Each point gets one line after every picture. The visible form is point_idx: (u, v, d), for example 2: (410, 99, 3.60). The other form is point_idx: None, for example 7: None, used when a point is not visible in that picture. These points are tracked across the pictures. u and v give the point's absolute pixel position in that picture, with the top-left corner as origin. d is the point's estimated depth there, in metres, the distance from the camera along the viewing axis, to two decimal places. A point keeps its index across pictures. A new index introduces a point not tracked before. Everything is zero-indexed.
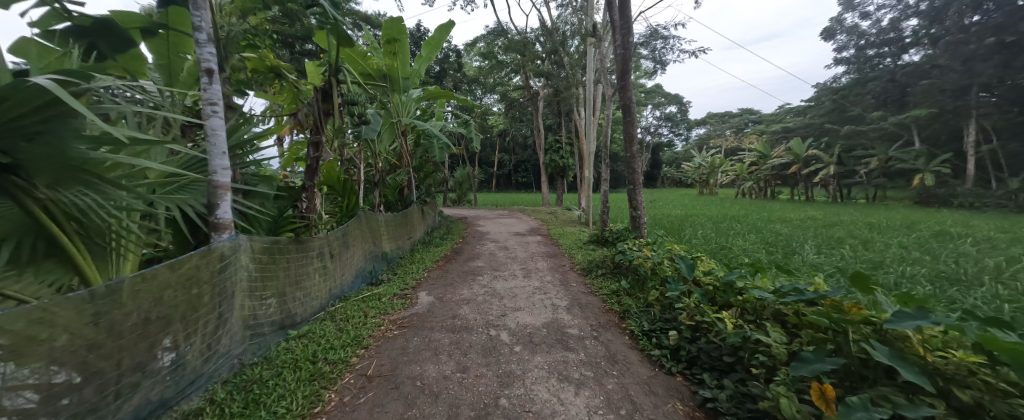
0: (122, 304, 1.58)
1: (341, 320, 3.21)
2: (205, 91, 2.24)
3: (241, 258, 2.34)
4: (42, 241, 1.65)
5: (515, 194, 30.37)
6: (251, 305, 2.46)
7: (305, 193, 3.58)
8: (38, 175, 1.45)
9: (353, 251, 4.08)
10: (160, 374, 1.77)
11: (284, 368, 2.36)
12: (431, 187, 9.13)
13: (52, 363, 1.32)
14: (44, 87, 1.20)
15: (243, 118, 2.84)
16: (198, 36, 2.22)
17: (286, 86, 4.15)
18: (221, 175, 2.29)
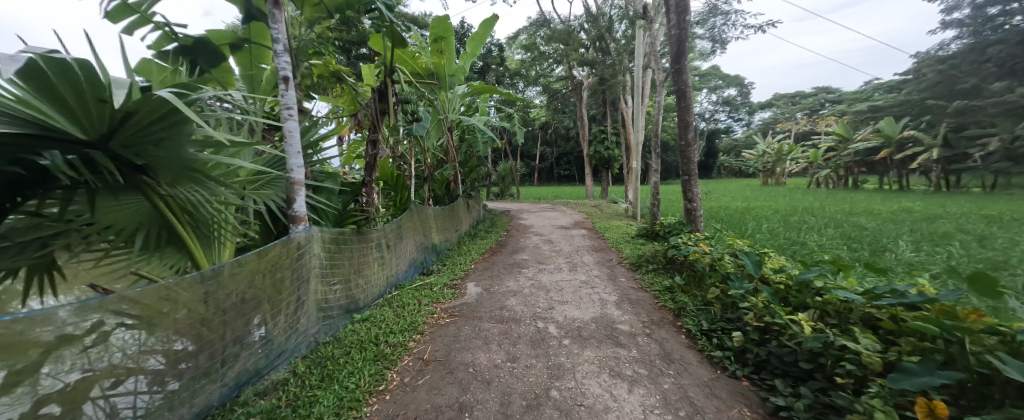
0: (225, 285, 1.83)
1: (398, 306, 3.43)
2: (283, 97, 2.47)
3: (315, 247, 2.60)
4: (162, 232, 1.94)
5: (559, 187, 29.90)
6: (323, 290, 2.71)
7: (365, 188, 3.84)
8: (161, 175, 1.71)
9: (407, 243, 4.33)
10: (254, 347, 2.04)
11: (352, 348, 2.58)
12: (476, 181, 9.33)
13: (174, 333, 1.59)
14: (166, 100, 1.42)
15: (311, 121, 3.10)
16: (276, 47, 2.45)
17: (346, 89, 4.46)
18: (297, 172, 2.53)
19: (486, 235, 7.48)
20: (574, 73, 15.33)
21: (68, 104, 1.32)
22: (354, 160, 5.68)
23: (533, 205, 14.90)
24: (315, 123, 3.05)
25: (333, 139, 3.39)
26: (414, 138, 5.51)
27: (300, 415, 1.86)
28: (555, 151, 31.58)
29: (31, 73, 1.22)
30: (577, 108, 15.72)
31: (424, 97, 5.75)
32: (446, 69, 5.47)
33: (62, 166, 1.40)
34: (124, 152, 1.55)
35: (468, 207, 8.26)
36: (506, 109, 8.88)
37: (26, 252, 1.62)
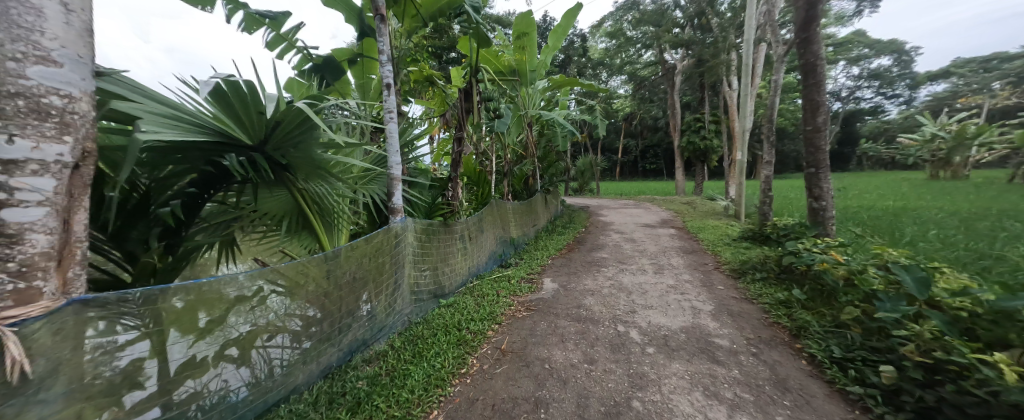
0: (342, 265, 2.16)
1: (478, 296, 3.63)
2: (386, 102, 2.78)
3: (409, 237, 2.89)
4: (294, 217, 2.36)
5: (645, 182, 27.91)
6: (415, 274, 3.01)
7: (451, 183, 4.12)
8: (298, 172, 2.09)
9: (487, 236, 4.53)
10: (363, 320, 2.38)
11: (437, 330, 2.81)
12: (555, 176, 9.28)
13: (307, 301, 1.94)
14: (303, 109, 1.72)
15: (408, 122, 3.44)
16: (382, 58, 2.77)
17: (437, 92, 4.84)
18: (396, 169, 2.83)
19: (565, 231, 7.41)
20: (668, 57, 14.07)
21: (243, 117, 1.72)
22: (443, 158, 6.11)
23: (616, 200, 14.23)
24: (410, 124, 3.37)
25: (425, 138, 3.70)
26: (496, 135, 5.71)
27: (396, 384, 2.11)
28: (643, 143, 29.56)
29: (219, 95, 1.60)
30: (671, 96, 14.40)
31: (507, 94, 5.88)
32: (528, 64, 5.53)
33: (237, 166, 1.76)
34: (275, 154, 1.93)
35: (546, 202, 8.27)
36: (588, 101, 8.59)
37: (217, 231, 2.10)
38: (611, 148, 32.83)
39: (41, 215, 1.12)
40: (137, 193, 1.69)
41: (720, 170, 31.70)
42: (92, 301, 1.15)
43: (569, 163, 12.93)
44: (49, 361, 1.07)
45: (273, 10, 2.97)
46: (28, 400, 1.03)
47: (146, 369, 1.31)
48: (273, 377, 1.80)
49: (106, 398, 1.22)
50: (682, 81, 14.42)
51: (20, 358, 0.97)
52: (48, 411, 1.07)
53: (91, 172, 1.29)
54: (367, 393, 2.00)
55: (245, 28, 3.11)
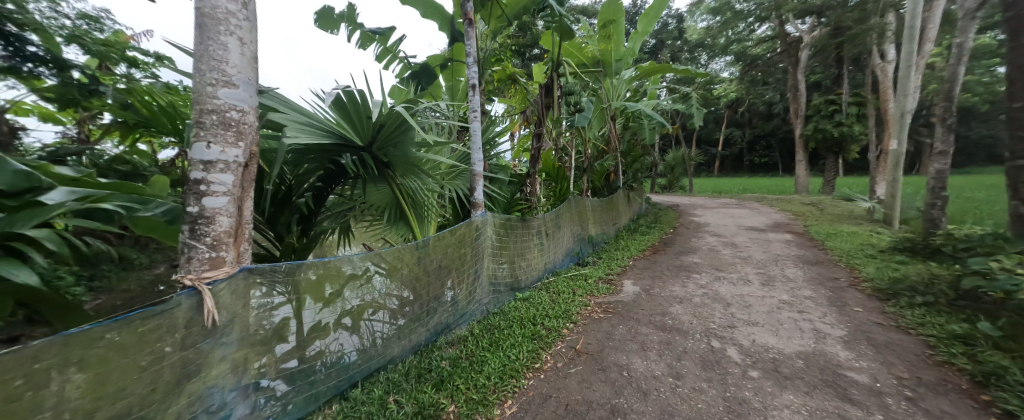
0: (430, 253, 2.38)
1: (553, 292, 3.62)
2: (471, 101, 2.94)
3: (489, 230, 3.02)
4: (393, 209, 2.68)
5: (755, 178, 24.02)
6: (494, 267, 3.14)
7: (530, 179, 4.17)
8: (396, 169, 2.36)
9: (565, 233, 4.48)
10: (447, 305, 2.59)
11: (513, 323, 2.89)
12: (641, 172, 8.69)
13: (402, 284, 2.19)
14: (401, 113, 1.94)
15: (490, 120, 3.59)
16: (468, 60, 2.92)
17: (518, 89, 4.95)
18: (478, 165, 2.97)
19: (650, 231, 6.92)
20: (790, 30, 11.87)
21: (357, 122, 2.02)
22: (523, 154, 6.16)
23: (714, 200, 12.61)
24: (492, 122, 3.51)
25: (506, 135, 3.80)
26: (576, 130, 5.58)
27: (474, 368, 2.25)
28: (754, 133, 25.62)
29: (339, 105, 1.91)
30: (795, 75, 12.12)
31: (589, 86, 5.68)
32: (613, 53, 5.27)
33: (351, 164, 2.08)
34: (379, 154, 2.22)
35: (628, 200, 7.81)
36: (683, 89, 7.77)
37: (336, 218, 2.51)
38: (712, 140, 29.04)
39: (222, 203, 1.50)
40: (282, 187, 2.13)
41: (862, 164, 25.63)
42: (255, 270, 1.48)
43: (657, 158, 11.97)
44: (229, 313, 1.42)
45: (381, 27, 3.41)
46: (216, 341, 1.39)
47: (289, 328, 1.64)
48: (376, 347, 2.09)
49: (262, 346, 1.57)
50: (811, 57, 12.00)
51: (212, 307, 1.33)
52: (227, 351, 1.44)
53: (256, 169, 1.66)
54: (449, 373, 2.17)
55: (360, 45, 3.63)
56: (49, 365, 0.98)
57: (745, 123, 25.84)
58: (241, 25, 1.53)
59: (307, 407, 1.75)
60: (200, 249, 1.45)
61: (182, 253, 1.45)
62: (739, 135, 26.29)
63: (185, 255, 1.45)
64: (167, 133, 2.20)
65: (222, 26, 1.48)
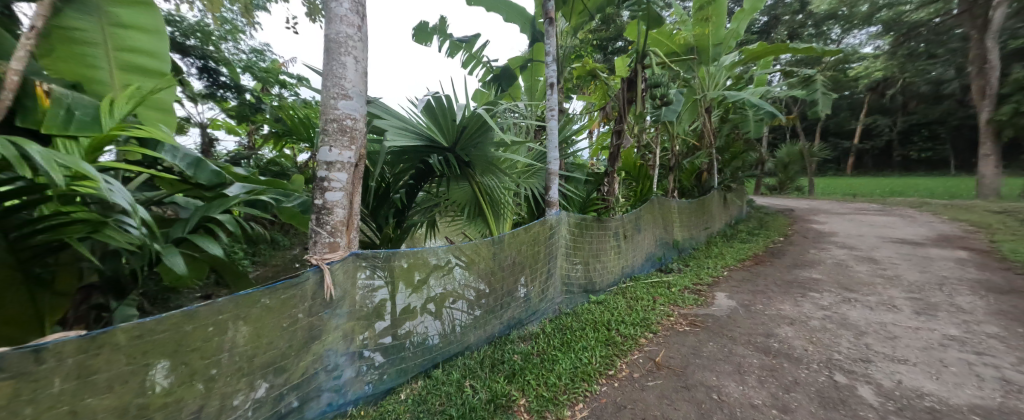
0: (505, 249, 2.46)
1: (631, 298, 3.41)
2: (549, 100, 2.94)
3: (564, 230, 2.99)
4: (473, 206, 2.84)
5: (913, 178, 18.96)
6: (567, 267, 3.10)
7: (607, 178, 4.00)
8: (476, 168, 2.51)
9: (645, 236, 4.20)
10: (520, 301, 2.65)
11: (586, 325, 2.80)
12: (745, 171, 7.62)
13: (478, 277, 2.32)
14: (481, 115, 2.06)
15: (567, 118, 3.53)
16: (547, 58, 2.91)
17: (598, 84, 4.76)
18: (553, 164, 2.96)
19: (754, 239, 6.03)
20: None
21: (443, 125, 2.20)
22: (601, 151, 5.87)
23: (845, 204, 10.36)
24: (570, 119, 3.45)
25: (584, 133, 3.69)
26: (663, 124, 5.16)
27: (545, 366, 2.26)
28: (913, 120, 20.25)
29: (429, 110, 2.11)
30: (981, 42, 9.22)
31: (680, 76, 5.19)
32: (711, 37, 4.73)
33: (437, 164, 2.28)
34: (461, 154, 2.39)
35: (725, 202, 6.97)
36: (804, 71, 6.56)
37: (424, 212, 2.77)
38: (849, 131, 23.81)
39: (338, 197, 1.78)
40: (381, 184, 2.43)
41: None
42: (361, 255, 1.74)
43: (766, 155, 10.36)
44: (342, 290, 1.70)
45: (467, 35, 3.67)
46: (332, 312, 1.68)
47: (385, 307, 1.88)
48: (454, 333, 2.25)
49: (366, 321, 1.83)
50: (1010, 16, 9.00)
51: (330, 283, 1.61)
52: (340, 321, 1.72)
53: (364, 169, 1.92)
54: (520, 367, 2.22)
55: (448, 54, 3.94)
56: (227, 317, 1.31)
57: (898, 109, 20.60)
58: (356, 45, 1.81)
59: (397, 379, 1.98)
60: (322, 235, 1.76)
61: (310, 239, 1.77)
62: (889, 124, 21.08)
63: (312, 240, 1.76)
64: (302, 140, 2.72)
65: (342, 48, 1.78)
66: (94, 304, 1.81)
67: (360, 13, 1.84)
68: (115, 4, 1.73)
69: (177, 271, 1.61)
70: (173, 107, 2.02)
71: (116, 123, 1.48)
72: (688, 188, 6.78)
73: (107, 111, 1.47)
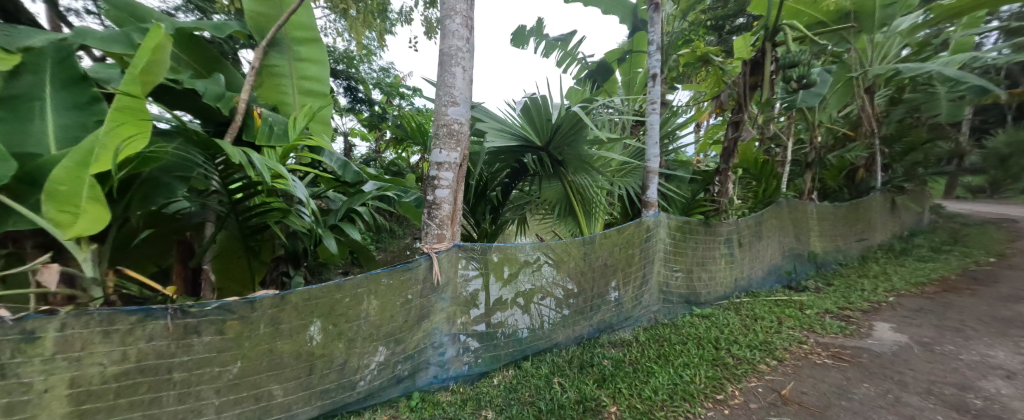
0: (596, 250, 2.41)
1: (747, 316, 2.95)
2: (650, 93, 2.73)
3: (663, 233, 2.76)
4: (564, 204, 2.82)
5: None
6: (665, 273, 2.84)
7: (719, 177, 3.55)
8: (569, 167, 2.49)
9: (763, 245, 3.64)
10: (611, 304, 2.55)
11: (688, 340, 2.52)
12: (930, 167, 5.80)
13: (567, 276, 2.33)
14: (575, 113, 2.06)
15: (671, 111, 3.22)
16: (650, 48, 2.71)
17: (711, 71, 4.19)
18: (653, 161, 2.75)
19: (943, 259, 4.54)
20: None
21: (538, 125, 2.26)
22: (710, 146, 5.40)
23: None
24: (673, 112, 3.14)
25: (690, 126, 3.30)
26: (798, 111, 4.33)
27: (639, 376, 2.12)
28: None
29: (526, 112, 2.20)
30: None
31: (827, 51, 4.23)
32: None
33: (531, 163, 2.39)
34: (554, 153, 2.42)
35: (892, 207, 5.51)
36: None
37: (517, 210, 2.89)
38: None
39: (446, 194, 1.98)
40: (479, 183, 2.60)
41: None
42: (462, 247, 1.92)
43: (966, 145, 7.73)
44: (446, 277, 1.90)
45: (563, 33, 3.66)
46: (438, 296, 1.89)
47: (480, 297, 2.03)
48: (543, 329, 2.30)
49: (465, 307, 2.00)
50: None
51: (437, 270, 1.83)
52: (444, 305, 1.93)
53: (467, 168, 2.10)
54: (611, 373, 2.13)
55: (543, 53, 3.96)
56: (359, 291, 1.63)
57: None
58: (464, 56, 1.99)
59: (490, 364, 2.12)
60: (430, 228, 1.99)
61: (422, 230, 2.02)
62: None
63: (425, 231, 2.00)
64: (417, 144, 3.09)
65: (452, 60, 1.99)
66: (280, 271, 2.40)
67: (469, 26, 2.02)
68: (298, 43, 2.33)
69: (331, 251, 2.00)
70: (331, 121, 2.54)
71: (296, 134, 1.90)
72: (835, 189, 5.75)
73: (291, 126, 1.90)
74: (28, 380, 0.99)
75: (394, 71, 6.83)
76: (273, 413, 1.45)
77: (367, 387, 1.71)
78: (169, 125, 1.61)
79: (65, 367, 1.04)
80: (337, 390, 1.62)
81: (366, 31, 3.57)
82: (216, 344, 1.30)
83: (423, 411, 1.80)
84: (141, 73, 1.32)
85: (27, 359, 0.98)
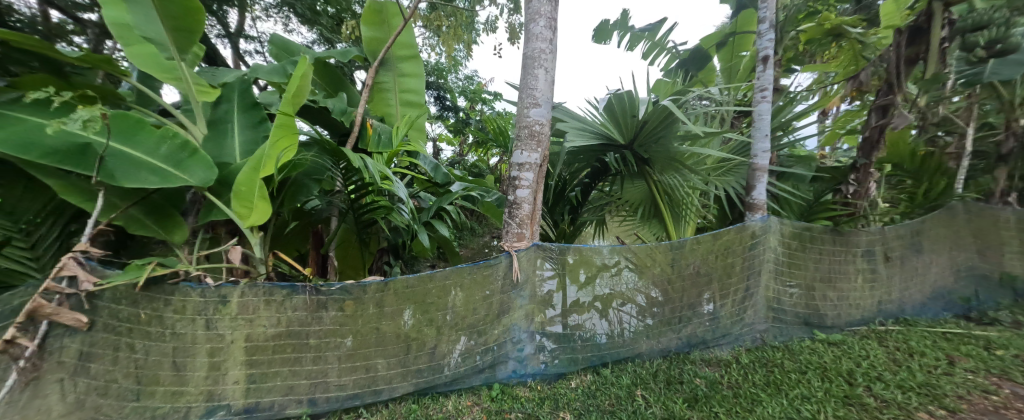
0: (686, 256, 2.19)
1: (896, 348, 2.34)
2: (759, 79, 2.38)
3: (773, 240, 2.36)
4: (648, 206, 2.62)
5: None
6: (776, 288, 2.42)
7: (855, 175, 2.89)
8: (656, 165, 2.31)
9: (919, 261, 2.87)
10: (704, 318, 2.28)
11: (808, 369, 2.10)
12: None
13: (651, 284, 2.16)
14: (666, 107, 1.91)
15: (787, 98, 2.75)
16: (761, 27, 2.36)
17: (842, 49, 3.44)
18: (761, 158, 2.37)
19: None
20: None
21: (622, 122, 2.16)
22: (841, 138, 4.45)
23: None
24: (789, 100, 2.67)
25: (813, 115, 2.77)
26: (984, 86, 3.29)
27: (740, 401, 1.82)
28: None
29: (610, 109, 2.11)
30: None
31: None
32: None
33: (614, 162, 2.31)
34: (640, 151, 2.28)
35: None
36: None
37: (596, 211, 2.77)
38: None
39: (526, 193, 2.00)
40: (558, 182, 2.56)
41: None
42: (541, 247, 1.93)
43: None
44: (525, 275, 1.92)
45: (651, 23, 3.40)
46: (517, 293, 1.92)
47: (556, 298, 2.00)
48: (623, 337, 2.16)
49: (543, 306, 1.98)
50: None
51: (516, 268, 1.87)
52: (523, 302, 1.94)
53: (547, 169, 2.10)
54: (705, 395, 1.87)
55: (628, 47, 3.72)
56: (445, 284, 1.75)
57: None
58: (547, 57, 2.00)
59: (567, 367, 2.07)
60: (510, 227, 2.04)
61: (503, 229, 2.08)
62: None
63: (505, 230, 2.06)
64: (498, 146, 3.18)
65: (535, 63, 2.01)
66: (383, 261, 2.73)
67: (553, 27, 2.02)
68: (400, 61, 2.62)
69: (422, 246, 2.19)
70: (425, 128, 2.80)
71: (398, 142, 2.14)
72: None
73: (395, 134, 2.14)
74: (223, 332, 1.38)
75: (477, 78, 7.20)
76: (380, 383, 1.68)
77: (452, 373, 1.83)
78: (307, 135, 1.94)
79: (243, 325, 1.42)
80: (427, 372, 1.78)
81: (455, 43, 3.83)
82: (338, 319, 1.57)
83: (503, 402, 1.82)
84: (293, 97, 1.60)
85: (221, 316, 1.38)
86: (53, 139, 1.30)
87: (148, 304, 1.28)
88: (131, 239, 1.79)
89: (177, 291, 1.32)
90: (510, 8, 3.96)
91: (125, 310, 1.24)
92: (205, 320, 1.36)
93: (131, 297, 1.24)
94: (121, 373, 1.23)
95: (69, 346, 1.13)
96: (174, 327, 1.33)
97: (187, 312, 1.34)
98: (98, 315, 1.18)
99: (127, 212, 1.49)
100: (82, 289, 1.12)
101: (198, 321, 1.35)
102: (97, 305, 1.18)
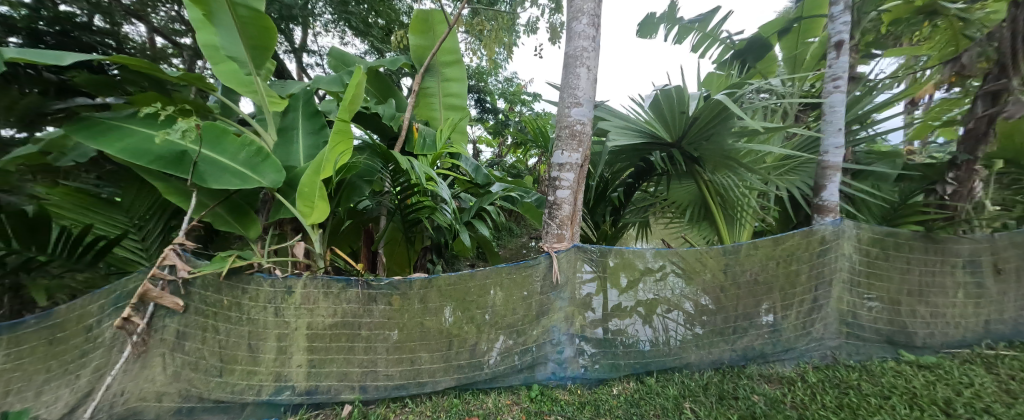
0: (741, 262, 2.02)
1: (1010, 377, 1.98)
2: (831, 67, 2.14)
3: (848, 246, 2.11)
4: (698, 207, 2.46)
5: None
6: (851, 300, 2.15)
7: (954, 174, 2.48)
8: (707, 163, 2.14)
9: None
10: (762, 330, 2.09)
11: (892, 393, 1.84)
12: None
13: (701, 290, 2.02)
14: (720, 101, 1.77)
15: (865, 88, 2.44)
16: (834, 11, 2.14)
17: (936, 29, 3.00)
18: (833, 154, 2.12)
19: None
20: None
21: (669, 119, 2.04)
22: (935, 131, 3.85)
23: None
24: (868, 89, 2.38)
25: (898, 105, 2.41)
26: None
27: None
28: None
29: (656, 105, 2.01)
30: None
31: None
32: None
33: (660, 161, 2.20)
34: (689, 148, 2.13)
35: None
36: None
37: (639, 212, 2.61)
38: None
39: (566, 194, 1.97)
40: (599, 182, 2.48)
41: None
42: (582, 248, 1.87)
43: None
44: (565, 276, 1.87)
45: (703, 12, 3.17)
46: (558, 295, 1.88)
47: (598, 302, 1.92)
48: (670, 345, 2.04)
49: (583, 309, 1.92)
50: None
51: (556, 269, 1.84)
52: (563, 304, 1.89)
53: (589, 169, 2.05)
54: (764, 412, 1.71)
55: (676, 39, 3.51)
56: (486, 283, 1.77)
57: None
58: (589, 55, 1.95)
59: (609, 373, 1.99)
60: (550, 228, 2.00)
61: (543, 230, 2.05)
62: None
63: (545, 231, 2.03)
64: (538, 147, 3.15)
65: (577, 61, 1.97)
66: (427, 258, 2.83)
67: (596, 24, 1.97)
68: (444, 66, 2.69)
69: (463, 245, 2.21)
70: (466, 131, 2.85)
71: (442, 144, 2.20)
72: None
73: (439, 137, 2.20)
74: (288, 319, 1.51)
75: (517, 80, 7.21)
76: (423, 375, 1.73)
77: (492, 371, 1.84)
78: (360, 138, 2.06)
79: (304, 314, 1.53)
80: (468, 369, 1.80)
81: (497, 47, 3.86)
82: (387, 313, 1.64)
83: (543, 404, 1.80)
84: (348, 104, 1.72)
85: (287, 304, 1.50)
86: (160, 146, 1.52)
87: (229, 292, 1.43)
88: (215, 234, 2.01)
89: (252, 280, 1.46)
90: (551, 8, 3.91)
91: (211, 296, 1.40)
92: (274, 308, 1.49)
93: (216, 284, 1.40)
94: (207, 351, 1.42)
95: (169, 325, 1.34)
96: (249, 313, 1.46)
97: (260, 300, 1.47)
98: (191, 300, 1.37)
99: (214, 211, 1.68)
100: (179, 276, 1.31)
101: (268, 309, 1.48)
102: (191, 290, 1.36)
